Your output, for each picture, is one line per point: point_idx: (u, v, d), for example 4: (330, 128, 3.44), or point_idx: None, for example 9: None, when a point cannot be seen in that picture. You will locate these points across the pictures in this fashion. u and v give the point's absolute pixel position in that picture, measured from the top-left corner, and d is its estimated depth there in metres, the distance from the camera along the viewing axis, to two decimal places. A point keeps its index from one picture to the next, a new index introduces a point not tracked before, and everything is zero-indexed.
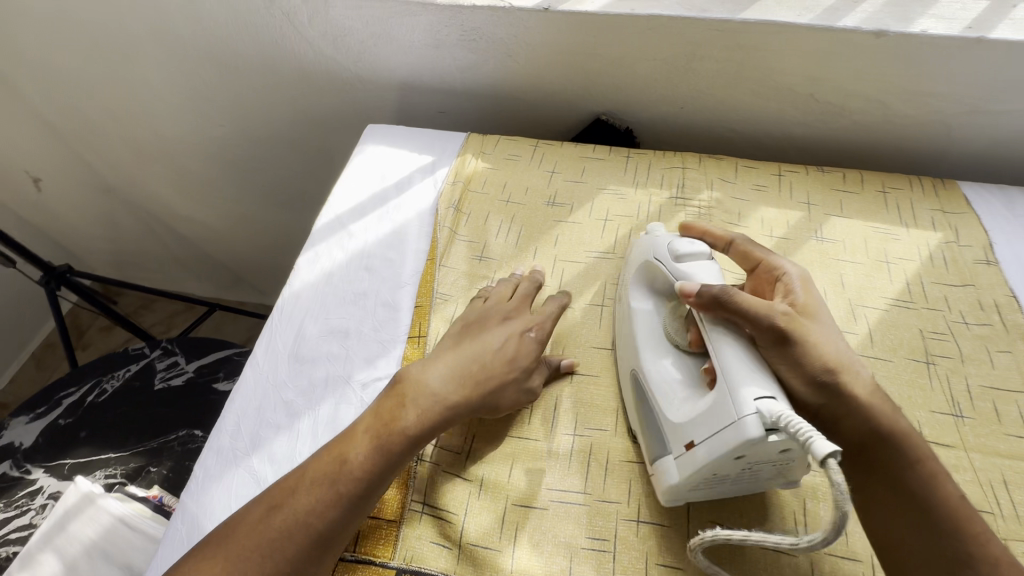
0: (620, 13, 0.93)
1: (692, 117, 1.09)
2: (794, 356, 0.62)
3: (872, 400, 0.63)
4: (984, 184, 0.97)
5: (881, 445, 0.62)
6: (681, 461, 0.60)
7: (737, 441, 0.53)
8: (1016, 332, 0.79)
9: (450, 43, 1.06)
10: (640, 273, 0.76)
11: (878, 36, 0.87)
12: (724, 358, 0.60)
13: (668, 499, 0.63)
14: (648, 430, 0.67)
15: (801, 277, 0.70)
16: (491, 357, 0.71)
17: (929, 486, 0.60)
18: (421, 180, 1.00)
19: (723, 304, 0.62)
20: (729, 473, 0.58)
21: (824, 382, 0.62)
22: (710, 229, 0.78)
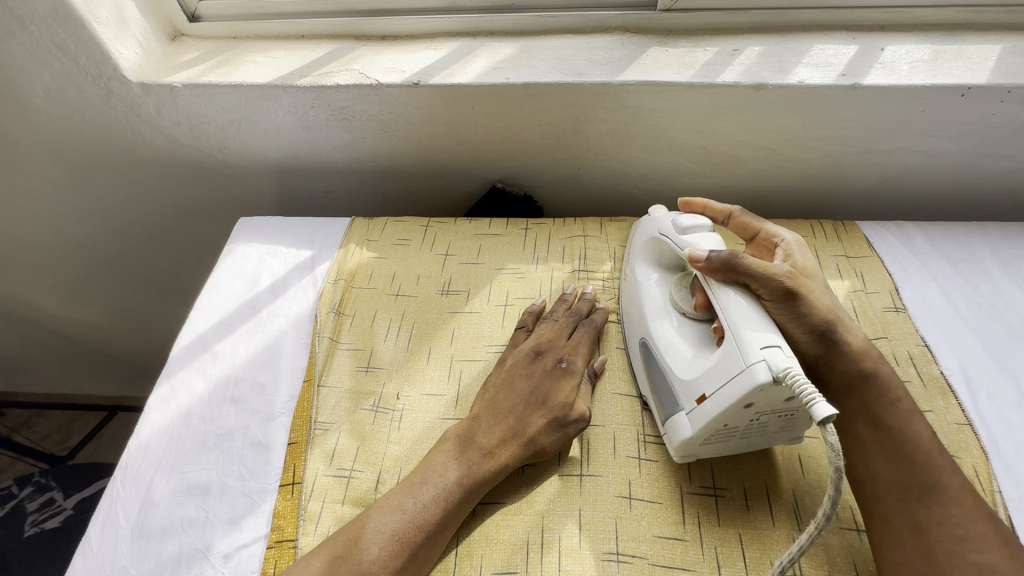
0: (495, 83, 0.87)
1: (591, 178, 1.04)
2: (800, 312, 0.64)
3: (868, 352, 0.67)
4: (882, 223, 0.96)
5: (870, 385, 0.66)
6: (693, 416, 0.63)
7: (745, 388, 0.56)
8: (934, 385, 0.75)
9: (321, 123, 0.97)
10: (649, 248, 0.79)
11: (757, 89, 0.85)
12: (732, 312, 0.61)
13: (680, 455, 0.66)
14: (661, 398, 0.69)
15: (799, 245, 0.71)
16: (507, 406, 0.70)
17: (907, 425, 0.64)
18: (299, 280, 0.89)
19: (730, 266, 0.64)
20: (738, 425, 0.61)
21: (826, 337, 0.65)
22: (710, 204, 0.79)
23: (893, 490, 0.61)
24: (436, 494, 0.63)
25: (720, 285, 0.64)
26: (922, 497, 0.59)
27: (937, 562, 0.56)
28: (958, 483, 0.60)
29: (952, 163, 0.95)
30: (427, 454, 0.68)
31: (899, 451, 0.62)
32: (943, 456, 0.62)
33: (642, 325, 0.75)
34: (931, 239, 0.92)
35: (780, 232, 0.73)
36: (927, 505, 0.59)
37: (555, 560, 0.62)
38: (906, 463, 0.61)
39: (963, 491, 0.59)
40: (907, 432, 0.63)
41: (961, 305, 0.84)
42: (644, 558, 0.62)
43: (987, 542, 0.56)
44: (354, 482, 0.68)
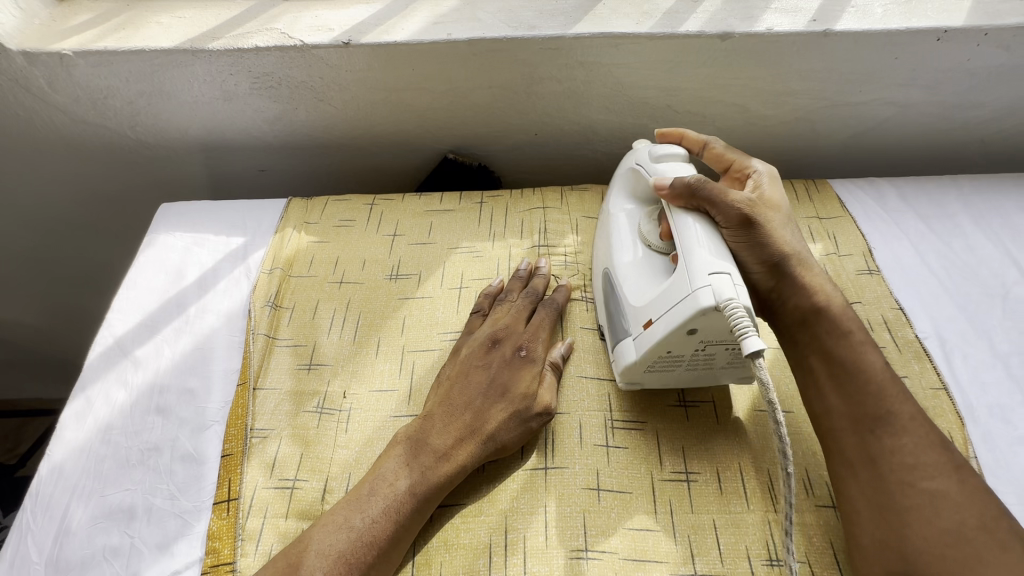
0: (436, 40, 0.78)
1: (550, 145, 0.96)
2: (753, 241, 0.62)
3: (823, 287, 0.64)
4: (854, 181, 0.92)
5: (821, 319, 0.62)
6: (639, 340, 0.61)
7: (686, 313, 0.55)
8: (909, 350, 0.72)
9: (243, 93, 0.86)
10: (625, 179, 0.75)
11: (723, 39, 0.78)
12: (689, 235, 0.60)
13: (624, 380, 0.64)
14: (614, 324, 0.68)
15: (773, 176, 0.68)
16: (460, 404, 0.64)
17: (860, 356, 0.60)
18: (230, 272, 0.80)
19: (690, 192, 0.62)
20: (683, 353, 0.60)
21: (779, 269, 0.63)
22: (687, 133, 0.75)
23: (846, 422, 0.58)
24: (385, 504, 0.57)
25: (677, 211, 0.63)
26: (875, 428, 0.56)
27: (888, 491, 0.54)
28: (907, 411, 0.57)
29: (926, 114, 0.90)
30: (377, 460, 0.62)
31: (852, 384, 0.59)
32: (895, 386, 0.58)
33: (609, 256, 0.71)
34: (904, 195, 0.89)
35: (752, 162, 0.69)
36: (878, 435, 0.56)
37: (520, 562, 0.58)
38: (858, 394, 0.58)
39: (914, 420, 0.56)
40: (859, 364, 0.59)
41: (935, 264, 0.81)
42: (614, 553, 0.58)
43: (939, 470, 0.53)
44: (297, 493, 0.62)
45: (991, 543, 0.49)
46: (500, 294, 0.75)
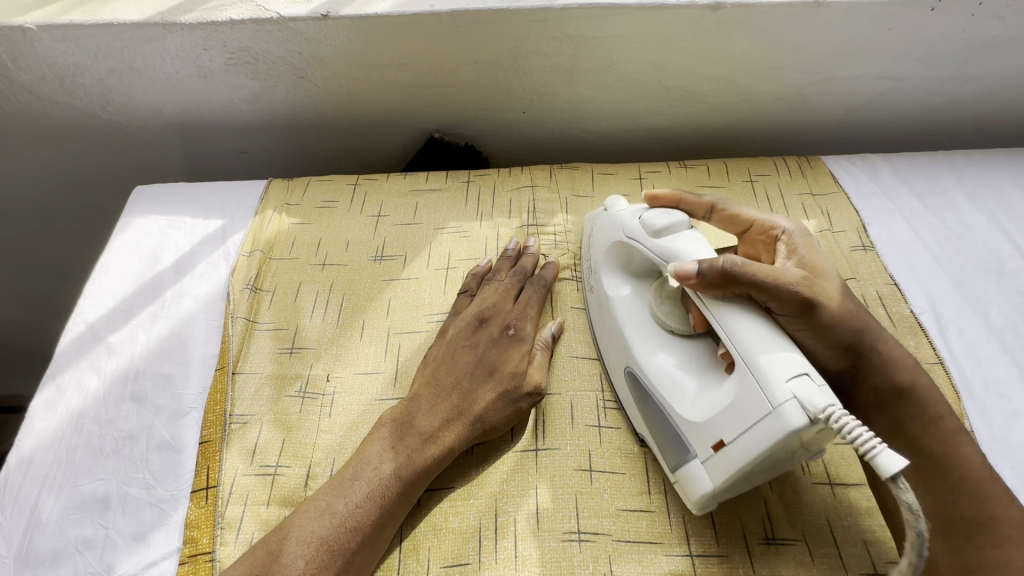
0: (418, 11, 0.75)
1: (538, 123, 0.94)
2: (820, 327, 0.56)
3: (904, 361, 0.60)
4: (847, 158, 0.91)
5: (904, 401, 0.58)
6: (711, 465, 0.52)
7: (780, 434, 0.46)
8: (904, 325, 0.71)
9: (219, 70, 0.83)
10: (610, 254, 0.69)
11: (714, 9, 0.76)
12: (740, 338, 0.51)
13: (699, 509, 0.54)
14: (660, 438, 0.59)
15: (805, 237, 0.62)
16: (448, 390, 0.62)
17: (954, 449, 0.56)
18: (208, 254, 0.78)
19: (730, 279, 0.52)
20: (764, 467, 0.51)
21: (852, 350, 0.58)
22: (684, 196, 0.67)
23: (937, 524, 0.53)
24: (370, 488, 0.55)
25: (717, 304, 0.54)
26: (973, 535, 0.52)
27: None
28: (1011, 515, 0.52)
29: (919, 88, 0.89)
30: (362, 443, 0.60)
31: (945, 483, 0.54)
32: (994, 486, 0.54)
33: (625, 350, 0.63)
34: (897, 171, 0.87)
35: (778, 222, 0.63)
36: (977, 544, 0.51)
37: (511, 546, 0.56)
38: (945, 490, 0.54)
39: (1023, 528, 0.51)
40: (948, 455, 0.56)
41: (929, 239, 0.79)
42: (607, 534, 0.57)
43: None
44: (279, 480, 0.60)
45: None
46: (480, 284, 0.72)
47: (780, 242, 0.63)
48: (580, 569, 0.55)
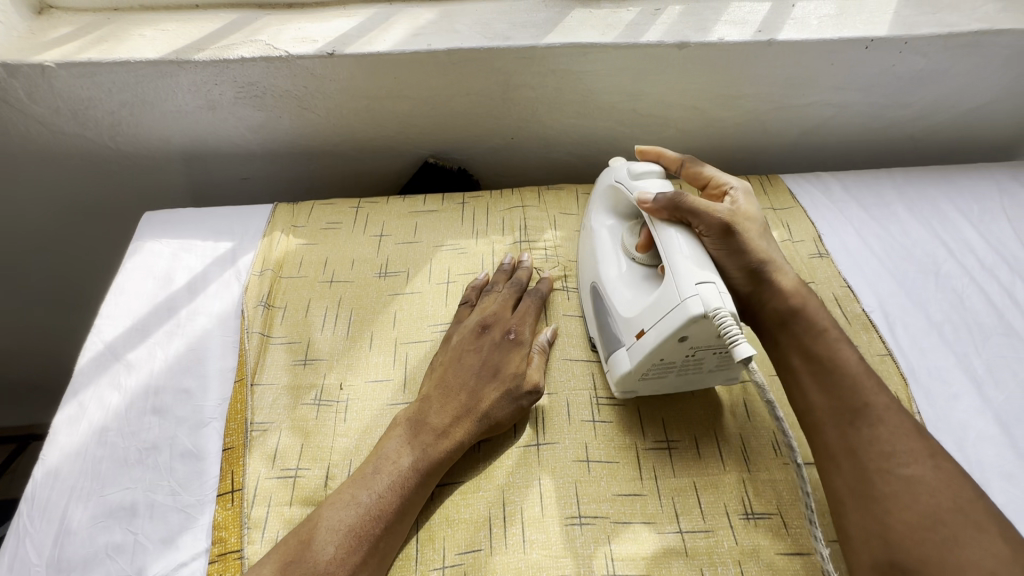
0: (416, 50, 0.83)
1: (525, 148, 1.02)
2: (734, 250, 0.66)
3: (798, 288, 0.68)
4: (803, 176, 1.01)
5: (798, 319, 0.66)
6: (633, 350, 0.65)
7: (680, 321, 0.58)
8: (857, 322, 0.80)
9: (228, 102, 0.89)
10: (604, 195, 0.80)
11: (680, 47, 0.86)
12: (673, 249, 0.63)
13: (622, 390, 0.68)
14: (605, 334, 0.71)
15: (746, 191, 0.72)
16: (453, 360, 0.70)
17: (836, 352, 0.63)
18: (220, 275, 0.82)
19: (674, 206, 0.65)
20: (674, 359, 0.63)
21: (757, 275, 0.67)
22: (664, 152, 0.78)
23: (827, 415, 0.60)
24: (391, 480, 0.60)
25: (660, 224, 0.66)
26: (854, 419, 0.59)
27: (869, 479, 0.56)
28: (883, 403, 0.59)
29: (860, 114, 1.00)
30: (379, 441, 0.65)
31: (831, 379, 0.61)
32: (871, 378, 0.61)
33: (596, 271, 0.75)
34: (846, 187, 0.98)
35: (728, 179, 0.73)
36: (859, 428, 0.58)
37: (519, 531, 0.61)
38: (835, 388, 0.61)
39: (890, 409, 0.59)
40: (835, 360, 0.62)
41: (876, 246, 0.90)
42: (605, 517, 0.63)
43: (914, 456, 0.55)
44: (300, 482, 0.64)
45: (967, 524, 0.51)
46: (485, 289, 0.78)
47: (727, 194, 0.73)
48: (582, 550, 0.61)
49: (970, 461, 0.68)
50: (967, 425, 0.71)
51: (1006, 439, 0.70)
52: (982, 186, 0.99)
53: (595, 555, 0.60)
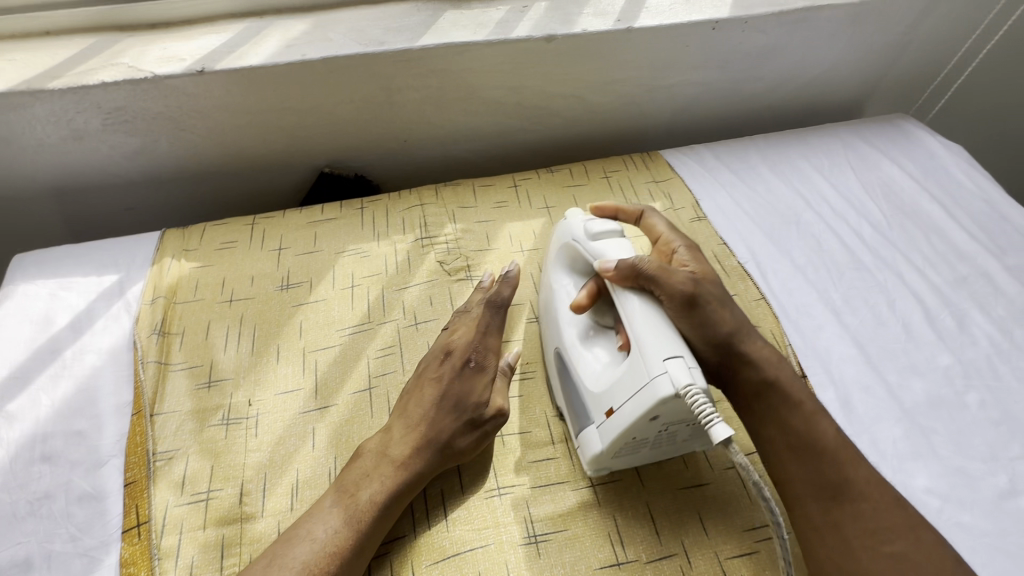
0: (290, 61, 0.83)
1: (420, 149, 1.05)
2: (698, 321, 0.63)
3: (771, 357, 0.65)
4: (681, 149, 1.10)
5: (776, 393, 0.62)
6: (604, 428, 0.62)
7: (650, 401, 0.55)
8: (734, 274, 0.89)
9: (96, 130, 0.85)
10: (560, 252, 0.76)
11: (548, 40, 0.91)
12: (635, 321, 0.60)
13: (595, 468, 0.65)
14: (574, 408, 0.68)
15: (694, 251, 0.72)
16: (415, 411, 0.67)
17: (814, 425, 0.61)
18: (107, 309, 0.78)
19: (635, 273, 0.62)
20: (647, 436, 0.61)
21: (726, 347, 0.64)
22: (621, 206, 0.78)
23: (811, 490, 0.59)
24: (347, 517, 0.59)
25: (624, 292, 0.63)
26: (837, 496, 0.58)
27: (855, 557, 0.55)
28: (864, 478, 0.59)
29: (721, 90, 1.11)
30: (341, 474, 0.63)
31: (811, 456, 0.60)
32: (848, 451, 0.60)
33: (557, 335, 0.72)
34: (718, 156, 1.08)
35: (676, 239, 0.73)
36: (841, 505, 0.57)
37: (441, 512, 0.64)
38: (818, 462, 0.59)
39: (870, 484, 0.58)
40: (813, 432, 0.61)
41: (746, 205, 0.99)
42: (523, 485, 0.66)
43: (898, 533, 0.56)
44: (213, 503, 0.63)
45: None
46: (456, 315, 0.76)
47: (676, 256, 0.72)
48: (503, 518, 0.64)
49: (834, 381, 0.78)
50: (830, 349, 0.81)
51: (862, 356, 0.81)
52: (829, 143, 1.12)
53: (515, 521, 0.64)
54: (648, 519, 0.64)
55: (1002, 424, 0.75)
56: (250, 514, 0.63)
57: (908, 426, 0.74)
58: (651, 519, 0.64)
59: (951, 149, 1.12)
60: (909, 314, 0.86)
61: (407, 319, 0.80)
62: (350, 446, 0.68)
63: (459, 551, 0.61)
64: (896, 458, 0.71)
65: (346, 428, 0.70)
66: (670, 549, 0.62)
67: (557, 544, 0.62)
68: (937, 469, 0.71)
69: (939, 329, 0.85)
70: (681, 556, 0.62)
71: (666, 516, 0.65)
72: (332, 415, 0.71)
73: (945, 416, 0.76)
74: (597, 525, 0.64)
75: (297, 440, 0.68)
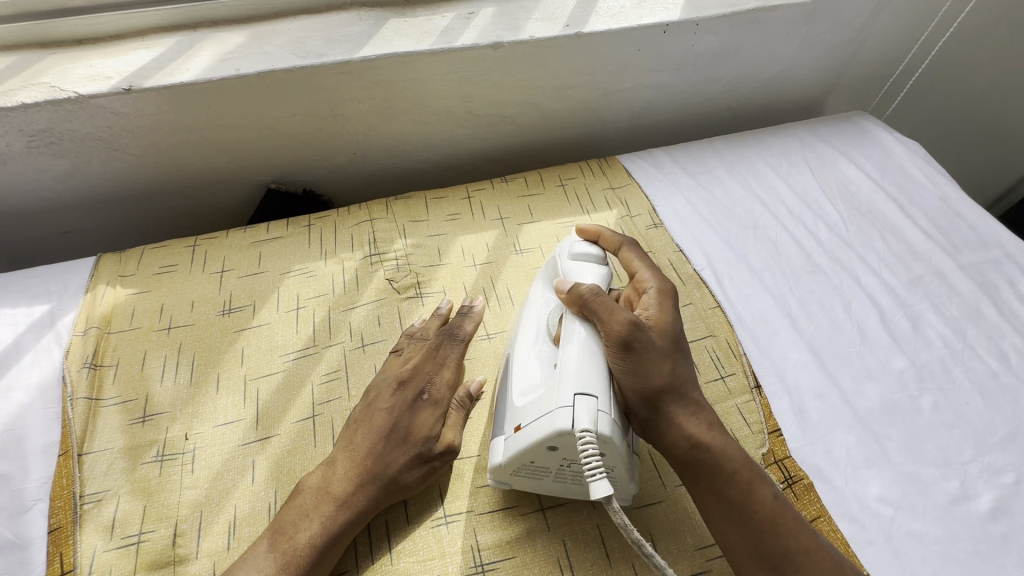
0: (224, 76, 0.80)
1: (371, 161, 1.02)
2: (631, 368, 0.59)
3: (703, 428, 0.60)
4: (639, 154, 1.08)
5: (702, 461, 0.58)
6: (508, 442, 0.61)
7: (549, 427, 0.56)
8: (690, 282, 0.88)
9: (20, 153, 0.80)
10: (547, 266, 0.74)
11: (495, 48, 0.89)
12: (571, 345, 0.61)
13: (496, 480, 0.64)
14: (496, 418, 0.66)
15: (661, 295, 0.67)
16: (362, 442, 0.64)
17: (751, 493, 0.58)
18: (36, 342, 0.74)
19: (581, 300, 0.63)
20: (547, 466, 0.60)
21: (656, 403, 0.59)
22: (603, 233, 0.75)
23: (750, 555, 0.56)
24: (280, 563, 0.56)
25: (571, 317, 0.64)
26: (778, 566, 0.55)
27: None
28: (806, 546, 0.56)
29: (678, 92, 1.09)
30: (280, 513, 0.60)
31: (749, 523, 0.56)
32: (789, 518, 0.57)
33: (513, 345, 0.70)
34: (675, 160, 1.07)
35: (649, 280, 0.68)
36: (782, 575, 0.55)
37: (386, 543, 0.62)
38: (756, 532, 0.56)
39: (812, 552, 0.55)
40: (749, 500, 0.57)
41: (703, 209, 0.98)
42: (470, 512, 0.64)
43: None
44: (144, 546, 0.60)
45: None
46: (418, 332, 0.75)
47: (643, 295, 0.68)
48: (450, 548, 0.62)
49: (789, 388, 0.77)
50: (785, 356, 0.80)
51: (816, 362, 0.80)
52: (788, 143, 1.11)
53: (461, 550, 0.62)
54: (598, 541, 0.63)
55: (955, 427, 0.75)
56: (184, 557, 0.60)
57: (862, 433, 0.74)
58: (601, 542, 0.63)
59: (908, 147, 1.12)
60: (864, 317, 0.86)
61: (354, 340, 0.78)
62: (291, 479, 0.66)
63: None
64: (849, 467, 0.71)
65: (288, 459, 0.67)
66: (620, 572, 0.61)
67: (505, 572, 0.60)
68: (890, 476, 0.70)
69: (894, 332, 0.84)
70: None
71: (616, 538, 0.64)
72: (273, 446, 0.68)
73: (898, 421, 0.75)
74: (546, 551, 0.62)
75: (235, 474, 0.66)
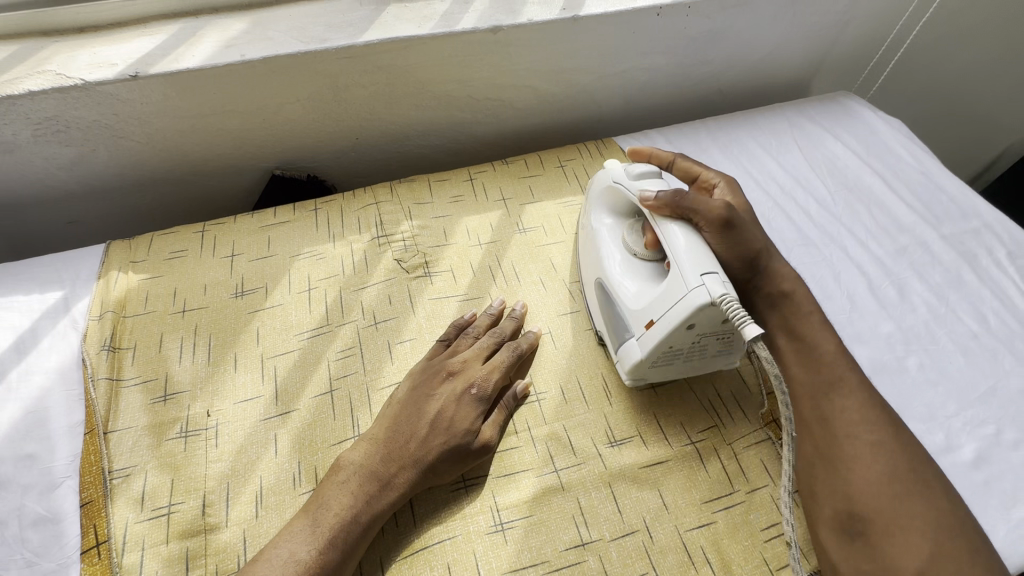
0: (230, 62, 0.81)
1: (373, 146, 1.03)
2: (733, 238, 0.71)
3: (790, 273, 0.75)
4: (635, 135, 1.11)
5: (788, 300, 0.73)
6: (643, 339, 0.68)
7: (688, 310, 0.62)
8: None
9: (27, 142, 0.81)
10: (603, 193, 0.80)
11: (494, 32, 0.90)
12: (677, 245, 0.66)
13: (634, 377, 0.71)
14: (613, 326, 0.74)
15: (729, 183, 0.80)
16: (413, 426, 0.66)
17: (814, 332, 0.71)
18: (52, 328, 0.75)
19: (676, 205, 0.69)
20: (682, 347, 0.67)
21: (754, 262, 0.73)
22: (655, 150, 0.83)
23: (808, 382, 0.68)
24: (324, 532, 0.58)
25: (664, 222, 0.69)
26: (829, 390, 0.66)
27: (841, 444, 0.63)
28: (829, 346, 0.69)
29: (671, 74, 1.12)
30: (320, 488, 0.63)
31: (810, 355, 0.69)
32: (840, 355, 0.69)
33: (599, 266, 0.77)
34: (670, 140, 1.10)
35: (714, 174, 0.81)
36: (832, 398, 0.66)
37: (408, 509, 0.65)
38: (814, 362, 0.68)
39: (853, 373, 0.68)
40: (809, 336, 0.70)
41: None
42: (488, 475, 0.68)
43: (878, 425, 0.64)
44: (175, 517, 0.62)
45: (920, 483, 0.60)
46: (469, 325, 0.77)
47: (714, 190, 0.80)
48: (469, 510, 0.65)
49: None
50: None
51: None
52: (777, 122, 1.15)
53: (481, 511, 0.65)
54: (611, 499, 0.66)
55: (939, 384, 0.80)
56: (214, 525, 0.62)
57: None
58: (614, 499, 0.66)
59: (891, 124, 1.16)
60: (854, 286, 0.90)
61: (367, 319, 0.80)
62: (314, 450, 0.68)
63: (427, 544, 0.62)
64: None
65: (309, 432, 0.70)
66: (632, 526, 0.65)
67: (524, 530, 0.64)
68: None
69: (881, 299, 0.89)
70: (643, 533, 0.64)
71: (629, 494, 0.67)
72: (294, 420, 0.70)
73: (887, 380, 0.80)
74: (562, 509, 0.65)
75: (259, 448, 0.68)
